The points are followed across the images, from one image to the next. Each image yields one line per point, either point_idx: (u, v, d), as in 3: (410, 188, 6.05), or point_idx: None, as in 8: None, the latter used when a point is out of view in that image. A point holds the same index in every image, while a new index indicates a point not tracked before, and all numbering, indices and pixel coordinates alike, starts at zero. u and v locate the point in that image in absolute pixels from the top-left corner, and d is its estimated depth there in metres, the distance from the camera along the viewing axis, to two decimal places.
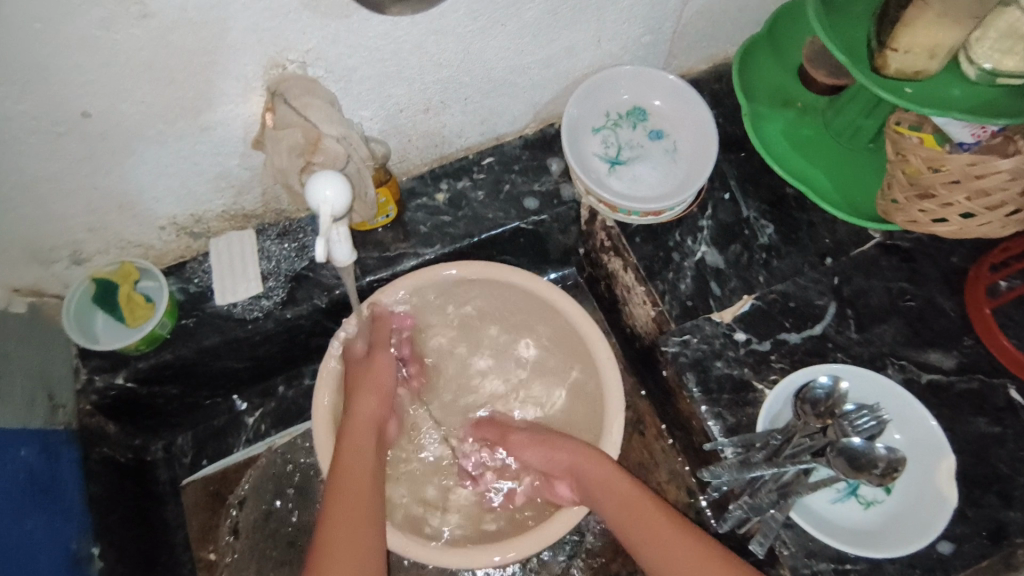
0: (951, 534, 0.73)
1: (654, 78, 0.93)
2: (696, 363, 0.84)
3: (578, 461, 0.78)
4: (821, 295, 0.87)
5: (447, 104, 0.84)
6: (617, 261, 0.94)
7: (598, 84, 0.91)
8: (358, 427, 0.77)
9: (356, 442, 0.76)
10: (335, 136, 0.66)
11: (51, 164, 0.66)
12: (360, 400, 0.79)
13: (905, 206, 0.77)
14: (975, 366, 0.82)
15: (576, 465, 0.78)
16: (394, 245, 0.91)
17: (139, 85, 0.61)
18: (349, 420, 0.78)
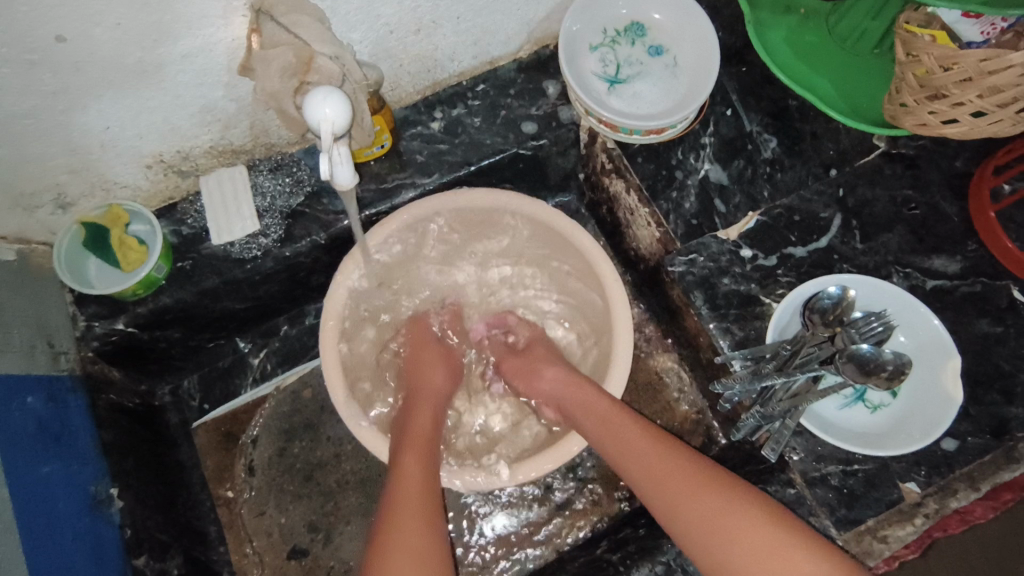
0: (955, 431, 0.75)
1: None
2: (703, 281, 0.84)
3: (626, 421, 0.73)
4: (826, 207, 0.86)
5: (438, 23, 0.80)
6: (619, 183, 0.92)
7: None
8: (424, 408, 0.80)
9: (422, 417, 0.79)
10: (328, 55, 0.63)
11: (25, 99, 0.61)
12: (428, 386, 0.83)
13: (914, 110, 0.75)
14: (978, 269, 0.83)
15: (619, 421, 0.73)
16: (390, 177, 0.89)
17: (113, 6, 0.56)
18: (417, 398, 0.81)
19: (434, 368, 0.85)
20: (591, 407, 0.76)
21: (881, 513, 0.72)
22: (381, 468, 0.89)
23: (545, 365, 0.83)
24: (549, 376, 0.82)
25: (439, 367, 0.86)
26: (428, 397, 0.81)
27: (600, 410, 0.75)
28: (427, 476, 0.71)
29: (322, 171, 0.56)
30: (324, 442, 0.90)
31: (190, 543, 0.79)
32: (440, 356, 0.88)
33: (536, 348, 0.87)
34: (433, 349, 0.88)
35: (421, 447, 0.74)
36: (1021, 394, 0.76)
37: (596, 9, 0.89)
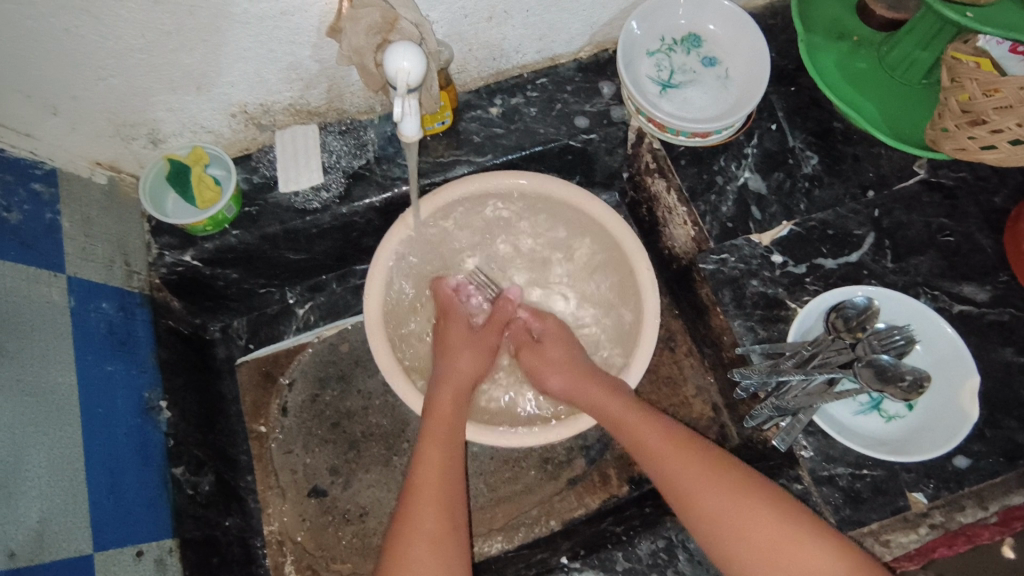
0: (969, 450, 0.76)
1: (707, 3, 0.94)
2: (732, 281, 0.87)
3: (642, 423, 0.76)
4: (860, 225, 0.89)
5: (509, 14, 0.86)
6: (661, 183, 0.97)
7: (653, 7, 0.93)
8: (449, 382, 0.82)
9: (448, 391, 0.81)
10: (410, 20, 0.71)
11: (144, 35, 0.69)
12: (455, 361, 0.84)
13: (955, 133, 0.79)
14: (1008, 300, 0.84)
15: (633, 421, 0.76)
16: (447, 152, 0.95)
17: None
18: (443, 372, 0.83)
19: (458, 353, 0.85)
20: (604, 409, 0.79)
21: (885, 518, 0.74)
22: (405, 424, 0.94)
23: (551, 370, 0.85)
24: (566, 374, 0.84)
25: (463, 352, 0.86)
26: (452, 379, 0.82)
27: (612, 411, 0.78)
28: (450, 468, 0.73)
29: (393, 118, 0.64)
30: (353, 393, 0.95)
31: (221, 465, 0.85)
32: (467, 341, 0.87)
33: (552, 344, 0.88)
34: (461, 335, 0.87)
35: (442, 433, 0.75)
36: None
37: (655, 17, 0.94)
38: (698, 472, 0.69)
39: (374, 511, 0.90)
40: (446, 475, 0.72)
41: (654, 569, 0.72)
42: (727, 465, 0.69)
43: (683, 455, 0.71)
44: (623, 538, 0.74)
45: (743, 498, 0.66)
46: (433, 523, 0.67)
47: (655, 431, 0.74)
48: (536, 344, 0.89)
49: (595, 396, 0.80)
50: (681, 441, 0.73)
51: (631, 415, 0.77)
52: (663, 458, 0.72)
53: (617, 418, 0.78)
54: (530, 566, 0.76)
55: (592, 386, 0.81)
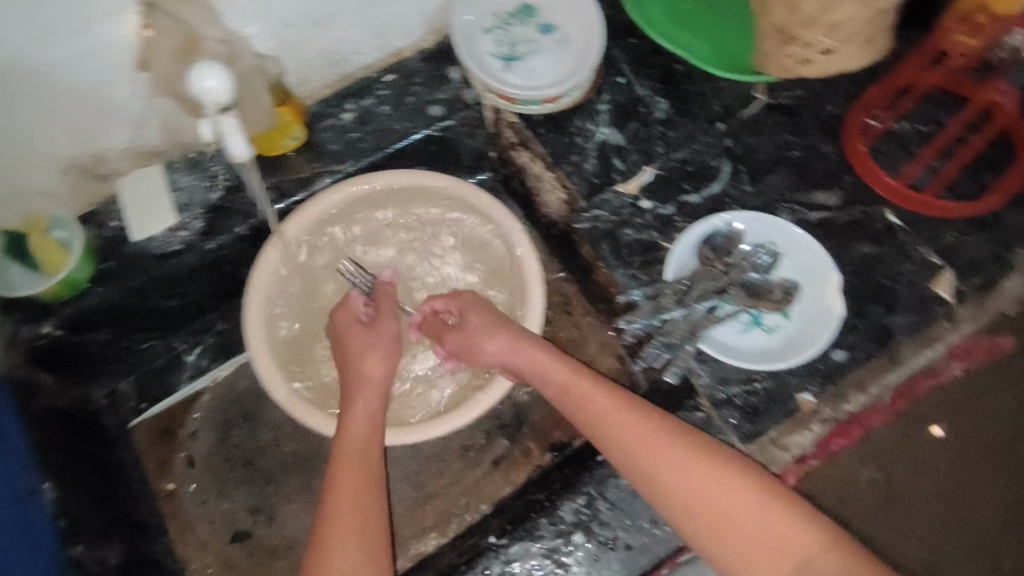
0: (844, 343, 0.80)
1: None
2: (607, 234, 0.89)
3: (588, 392, 0.73)
4: (716, 157, 0.93)
5: (335, 16, 0.85)
6: (525, 155, 0.97)
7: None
8: (363, 393, 0.78)
9: (367, 409, 0.77)
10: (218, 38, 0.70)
11: None
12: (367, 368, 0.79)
13: (774, 54, 0.83)
14: (856, 199, 0.90)
15: (581, 389, 0.74)
16: (308, 166, 0.93)
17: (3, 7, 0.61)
18: (357, 382, 0.79)
19: (370, 355, 0.80)
20: (549, 374, 0.76)
21: (781, 423, 0.78)
22: (320, 447, 0.91)
23: (486, 333, 0.80)
24: (490, 347, 0.80)
25: (375, 351, 0.81)
26: (367, 389, 0.79)
27: (559, 376, 0.75)
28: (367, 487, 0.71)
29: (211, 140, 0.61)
30: (262, 428, 0.92)
31: (130, 533, 0.81)
32: (376, 338, 0.81)
33: (469, 318, 0.81)
34: (362, 336, 0.81)
35: (358, 458, 0.72)
36: (901, 304, 0.83)
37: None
38: (657, 446, 0.68)
39: (303, 541, 0.88)
40: (365, 500, 0.70)
41: (579, 525, 0.74)
42: (690, 437, 0.68)
43: (641, 428, 0.69)
44: (546, 504, 0.76)
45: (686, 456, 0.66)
46: (351, 557, 0.66)
47: (603, 398, 0.72)
48: (455, 325, 0.83)
49: (533, 361, 0.77)
50: (619, 401, 0.71)
51: (578, 381, 0.74)
52: (615, 430, 0.70)
53: (563, 385, 0.75)
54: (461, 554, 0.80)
55: (531, 350, 0.78)
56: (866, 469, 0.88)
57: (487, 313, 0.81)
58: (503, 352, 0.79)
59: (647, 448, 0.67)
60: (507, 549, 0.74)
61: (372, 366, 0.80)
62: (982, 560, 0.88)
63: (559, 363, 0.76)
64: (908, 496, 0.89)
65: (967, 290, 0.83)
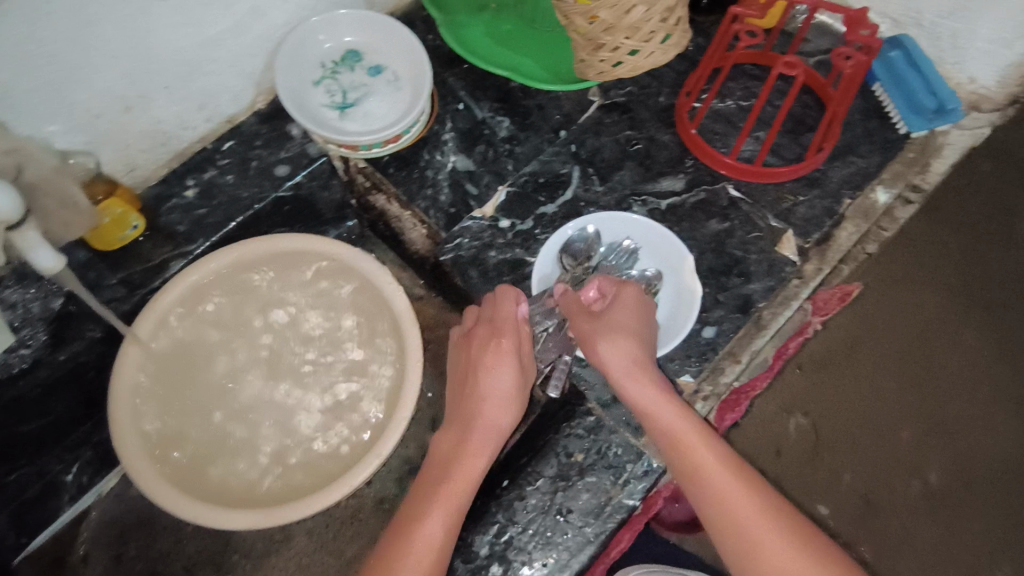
0: (711, 320, 0.84)
1: (352, 17, 0.96)
2: (473, 260, 0.90)
3: (694, 435, 0.68)
4: (564, 164, 0.96)
5: (148, 96, 0.82)
6: (381, 199, 0.97)
7: (298, 38, 0.93)
8: (480, 433, 0.74)
9: (467, 448, 0.73)
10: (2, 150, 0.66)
11: None
12: (491, 386, 0.75)
13: (591, 61, 0.86)
14: (699, 180, 0.95)
15: (684, 430, 0.68)
16: (156, 254, 0.89)
17: None
18: (478, 411, 0.75)
19: (500, 369, 0.75)
20: (656, 410, 0.69)
21: None
22: (228, 537, 0.88)
23: (614, 334, 0.72)
24: (606, 351, 0.71)
25: (512, 367, 0.75)
26: (487, 427, 0.74)
27: (665, 415, 0.69)
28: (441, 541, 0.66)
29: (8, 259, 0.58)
30: (162, 531, 0.88)
31: None
32: (511, 351, 0.76)
33: (619, 310, 0.74)
34: (505, 343, 0.76)
35: (455, 503, 0.69)
36: (755, 271, 0.88)
37: (306, 47, 0.94)
38: (758, 512, 0.63)
39: None
40: (437, 555, 0.65)
41: (493, 558, 0.75)
42: (794, 517, 0.63)
43: (740, 489, 0.64)
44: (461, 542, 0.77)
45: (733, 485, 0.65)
46: None
47: (707, 448, 0.67)
48: (603, 311, 0.75)
49: (643, 401, 0.70)
50: (687, 414, 0.69)
51: (680, 421, 0.68)
52: (710, 479, 0.65)
53: (660, 425, 0.69)
54: None
55: (641, 378, 0.71)
56: (792, 418, 0.94)
57: (631, 321, 0.73)
58: (608, 365, 0.72)
59: (747, 510, 0.63)
60: None
61: (506, 388, 0.75)
62: (913, 478, 0.92)
63: (666, 402, 0.69)
64: (834, 434, 0.93)
65: (808, 246, 0.89)
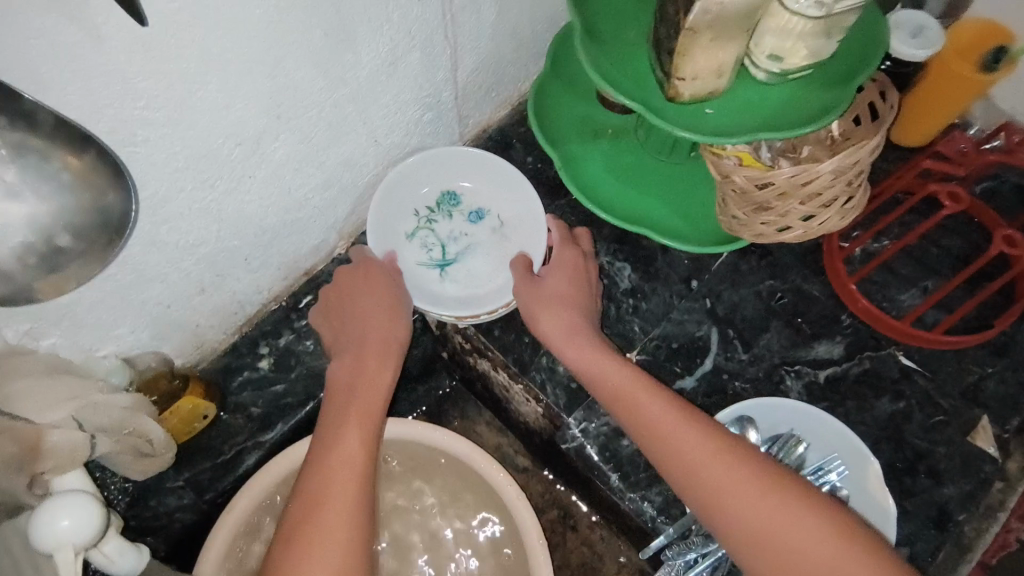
0: (901, 537, 0.70)
1: (449, 156, 0.82)
2: (602, 449, 0.76)
3: (699, 439, 0.58)
4: (699, 324, 0.82)
5: (226, 273, 0.69)
6: (484, 362, 0.83)
7: (391, 185, 0.79)
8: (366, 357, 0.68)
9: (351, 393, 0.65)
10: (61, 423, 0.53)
11: None
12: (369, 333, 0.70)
13: (747, 221, 0.72)
14: (861, 345, 0.80)
15: (689, 439, 0.58)
16: (227, 444, 0.76)
17: None
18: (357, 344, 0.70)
19: (371, 315, 0.71)
20: (649, 414, 0.61)
21: None
22: None
23: (553, 311, 0.71)
24: (548, 324, 0.71)
25: (382, 313, 0.71)
26: (368, 350, 0.69)
27: (661, 418, 0.61)
28: (357, 480, 0.58)
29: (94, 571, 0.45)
30: None
31: None
32: (382, 300, 0.72)
33: (557, 277, 0.74)
34: (367, 284, 0.74)
35: (356, 432, 0.62)
36: (946, 470, 0.73)
37: (397, 195, 0.80)
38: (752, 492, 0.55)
39: None
40: (354, 495, 0.57)
41: None
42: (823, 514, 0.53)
43: (752, 490, 0.55)
44: None
45: (785, 499, 0.54)
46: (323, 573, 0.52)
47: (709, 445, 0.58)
48: (540, 285, 0.73)
49: (632, 403, 0.63)
50: (692, 418, 0.60)
51: (673, 418, 0.60)
52: (709, 486, 0.56)
53: (655, 429, 0.60)
54: None
55: (614, 369, 0.66)
56: None
57: (597, 357, 0.67)
58: (551, 339, 0.70)
59: (730, 479, 0.56)
60: None
61: (377, 321, 0.71)
62: None
63: (659, 405, 0.61)
64: None
65: (1008, 436, 0.75)
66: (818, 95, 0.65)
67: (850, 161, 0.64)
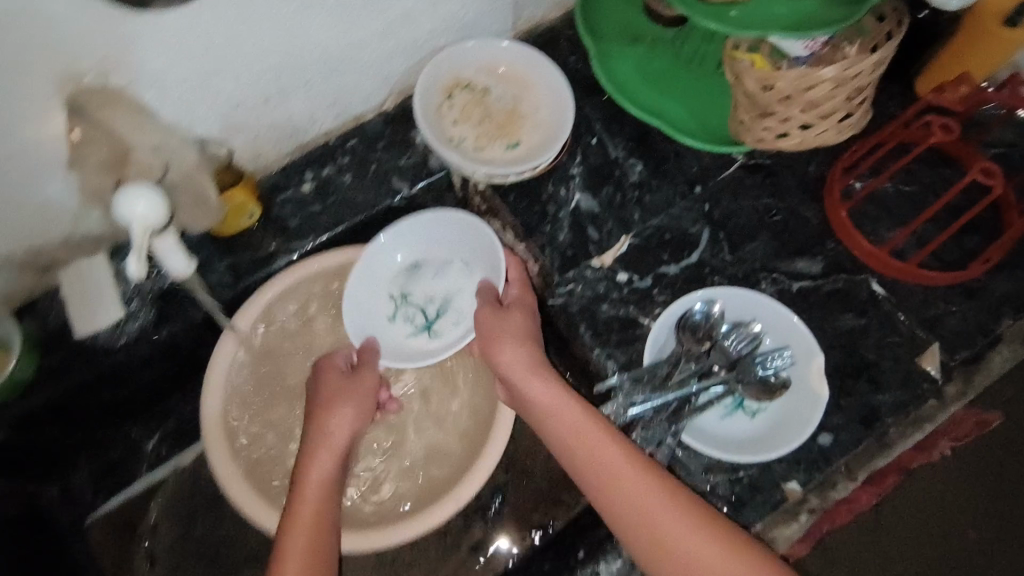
0: (829, 426, 0.78)
1: (437, 223, 0.89)
2: (584, 310, 0.85)
3: (618, 467, 0.69)
4: (694, 223, 0.90)
5: (288, 91, 0.80)
6: (495, 222, 0.93)
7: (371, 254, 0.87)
8: (327, 416, 0.80)
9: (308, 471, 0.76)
10: (148, 146, 0.68)
11: None
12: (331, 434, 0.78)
13: (751, 126, 0.78)
14: (839, 267, 0.87)
15: (608, 466, 0.70)
16: (266, 243, 0.88)
17: None
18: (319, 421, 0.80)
19: (337, 418, 0.79)
20: (582, 438, 0.72)
21: (768, 515, 0.75)
22: None
23: (511, 344, 0.79)
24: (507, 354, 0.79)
25: (349, 413, 0.80)
26: (332, 405, 0.80)
27: (590, 440, 0.71)
28: (323, 497, 0.74)
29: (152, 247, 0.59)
30: (227, 517, 0.90)
31: None
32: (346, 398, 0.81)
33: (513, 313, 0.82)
34: (337, 391, 0.81)
35: (326, 483, 0.76)
36: (887, 380, 0.80)
37: (374, 267, 0.88)
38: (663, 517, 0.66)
39: None
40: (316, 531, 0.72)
41: None
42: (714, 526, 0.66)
43: (662, 515, 0.67)
44: None
45: (688, 522, 0.66)
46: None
47: (621, 470, 0.69)
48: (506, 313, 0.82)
49: (569, 425, 0.73)
50: (624, 451, 0.70)
51: (596, 447, 0.71)
52: (635, 514, 0.67)
53: (580, 451, 0.71)
54: None
55: (558, 392, 0.75)
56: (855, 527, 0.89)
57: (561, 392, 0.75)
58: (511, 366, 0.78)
59: (646, 502, 0.67)
60: None
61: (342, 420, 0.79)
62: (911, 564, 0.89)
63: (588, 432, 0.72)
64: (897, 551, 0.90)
65: (953, 364, 0.81)
66: (834, 14, 0.71)
67: (851, 73, 0.69)
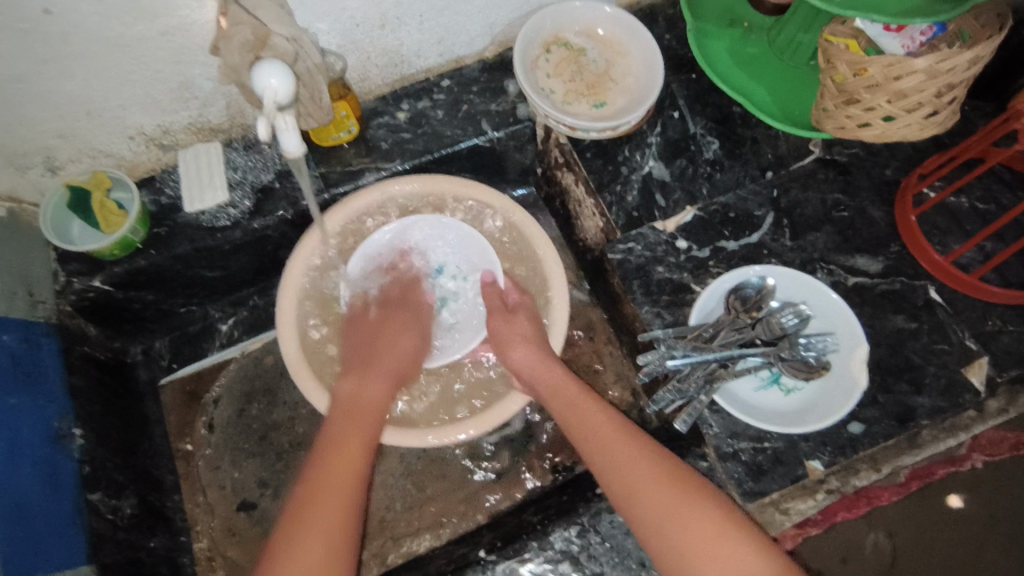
0: (862, 416, 0.79)
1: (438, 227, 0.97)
2: (639, 269, 0.89)
3: (620, 433, 0.74)
4: (760, 206, 0.92)
5: (402, 20, 0.86)
6: (570, 176, 0.99)
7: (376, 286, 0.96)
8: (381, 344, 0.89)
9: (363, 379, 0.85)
10: (284, 35, 0.70)
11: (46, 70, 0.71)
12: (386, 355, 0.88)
13: (834, 113, 0.81)
14: (899, 270, 0.87)
15: (608, 431, 0.75)
16: (356, 161, 0.96)
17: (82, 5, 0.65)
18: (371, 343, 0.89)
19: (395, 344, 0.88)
20: (584, 414, 0.78)
21: (785, 487, 0.78)
22: None
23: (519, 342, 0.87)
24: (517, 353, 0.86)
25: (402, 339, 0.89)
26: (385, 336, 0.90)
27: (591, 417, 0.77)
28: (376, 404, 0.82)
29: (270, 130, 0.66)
30: (282, 402, 1.00)
31: (146, 486, 0.88)
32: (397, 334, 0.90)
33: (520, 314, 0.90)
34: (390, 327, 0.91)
35: (374, 394, 0.84)
36: (929, 385, 0.81)
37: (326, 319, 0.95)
38: (650, 471, 0.69)
39: None
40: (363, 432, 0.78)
41: (566, 555, 0.79)
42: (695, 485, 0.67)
43: (647, 467, 0.70)
44: (539, 528, 0.81)
45: (671, 478, 0.68)
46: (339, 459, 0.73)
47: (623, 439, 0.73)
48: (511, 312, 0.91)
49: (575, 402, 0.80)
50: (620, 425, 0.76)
51: (600, 419, 0.76)
52: (626, 468, 0.70)
53: (586, 421, 0.77)
54: (451, 561, 0.84)
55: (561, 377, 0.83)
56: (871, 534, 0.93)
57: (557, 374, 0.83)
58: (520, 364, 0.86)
59: (635, 462, 0.70)
60: (495, 564, 0.78)
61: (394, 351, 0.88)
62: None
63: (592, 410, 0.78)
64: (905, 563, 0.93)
65: (999, 380, 0.81)
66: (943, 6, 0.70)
67: (945, 66, 0.70)
